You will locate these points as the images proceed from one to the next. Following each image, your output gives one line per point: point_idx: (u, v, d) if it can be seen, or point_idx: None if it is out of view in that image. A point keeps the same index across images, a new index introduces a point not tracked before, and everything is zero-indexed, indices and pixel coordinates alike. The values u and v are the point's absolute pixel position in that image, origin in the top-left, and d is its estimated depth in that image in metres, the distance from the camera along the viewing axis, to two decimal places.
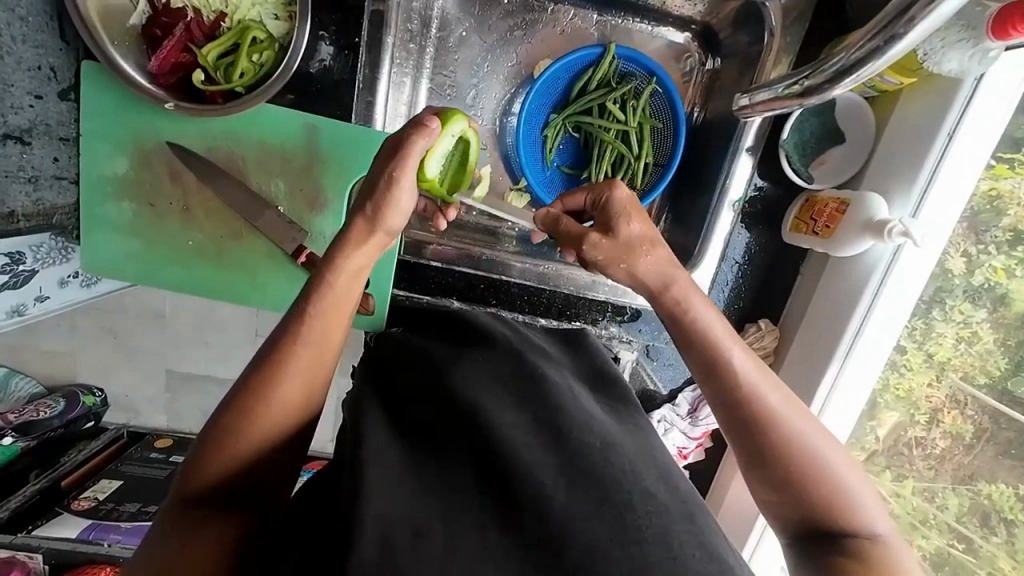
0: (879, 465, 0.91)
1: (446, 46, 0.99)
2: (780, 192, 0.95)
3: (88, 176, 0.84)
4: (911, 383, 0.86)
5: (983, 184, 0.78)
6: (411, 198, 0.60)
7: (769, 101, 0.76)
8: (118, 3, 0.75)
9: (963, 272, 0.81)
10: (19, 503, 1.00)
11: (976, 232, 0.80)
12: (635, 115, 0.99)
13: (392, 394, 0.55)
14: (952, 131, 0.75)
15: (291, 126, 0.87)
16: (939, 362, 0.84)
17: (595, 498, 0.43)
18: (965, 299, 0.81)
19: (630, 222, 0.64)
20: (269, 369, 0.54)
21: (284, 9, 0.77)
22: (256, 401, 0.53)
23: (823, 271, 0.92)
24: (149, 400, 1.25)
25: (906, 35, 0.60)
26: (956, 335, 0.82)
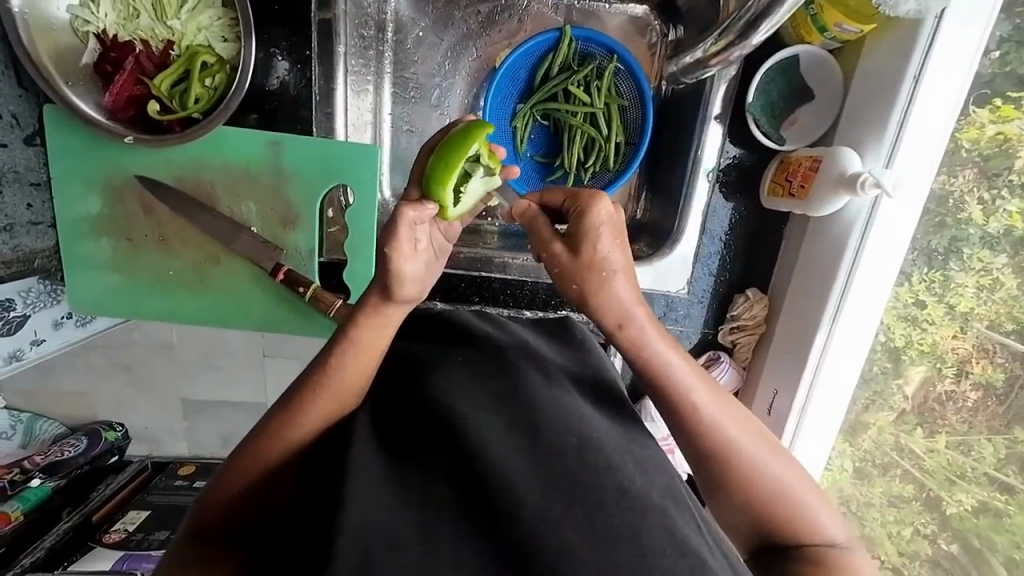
0: (909, 424, 0.85)
1: (405, 49, 0.98)
2: (755, 158, 0.93)
3: (65, 218, 0.86)
4: (933, 338, 0.80)
5: (995, 128, 0.74)
6: (415, 259, 0.57)
7: (692, 68, 0.86)
8: (68, 43, 0.76)
9: (977, 221, 0.76)
10: (55, 540, 1.04)
11: (988, 178, 0.75)
12: (600, 95, 0.97)
13: (379, 403, 0.54)
14: (918, 73, 0.72)
15: (254, 146, 0.87)
16: (962, 314, 0.78)
17: (569, 498, 0.41)
18: (983, 246, 0.76)
19: (605, 245, 0.55)
20: (283, 411, 0.56)
21: (231, 30, 0.78)
22: (262, 441, 0.56)
23: (806, 232, 0.90)
24: (168, 430, 1.27)
25: None
26: (976, 284, 0.77)
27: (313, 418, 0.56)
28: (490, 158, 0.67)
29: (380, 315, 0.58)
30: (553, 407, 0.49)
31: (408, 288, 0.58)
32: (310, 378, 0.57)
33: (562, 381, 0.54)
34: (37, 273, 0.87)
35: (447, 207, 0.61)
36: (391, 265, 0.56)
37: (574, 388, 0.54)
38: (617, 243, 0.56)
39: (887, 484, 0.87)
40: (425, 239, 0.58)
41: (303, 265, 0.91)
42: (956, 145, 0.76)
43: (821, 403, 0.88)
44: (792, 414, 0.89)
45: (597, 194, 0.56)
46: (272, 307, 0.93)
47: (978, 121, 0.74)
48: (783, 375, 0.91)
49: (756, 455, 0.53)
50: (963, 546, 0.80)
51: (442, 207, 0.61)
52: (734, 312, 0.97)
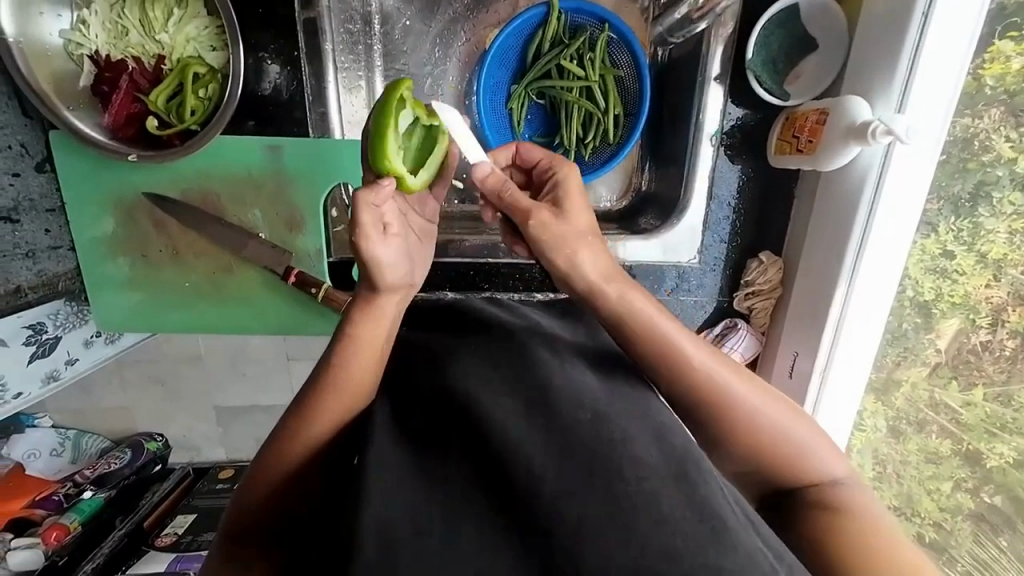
0: (944, 378, 0.81)
1: (393, 40, 0.97)
2: (760, 117, 0.90)
3: (83, 240, 0.89)
4: (964, 288, 0.76)
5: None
6: (389, 247, 0.58)
7: (677, 27, 0.89)
8: (65, 68, 0.77)
9: (1006, 159, 0.70)
10: (112, 547, 1.11)
11: (1016, 114, 0.69)
12: (595, 67, 0.94)
13: (393, 395, 0.55)
14: (929, 10, 0.68)
15: (254, 153, 0.88)
16: (995, 261, 0.73)
17: (586, 473, 0.41)
18: (1014, 188, 0.70)
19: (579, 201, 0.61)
20: (301, 407, 0.58)
21: (218, 38, 0.78)
22: (286, 439, 0.57)
23: (818, 189, 0.87)
24: (205, 437, 1.31)
25: None
26: (1008, 229, 0.72)
27: (328, 412, 0.57)
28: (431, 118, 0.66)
29: (378, 303, 0.59)
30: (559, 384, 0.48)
31: (394, 273, 0.59)
32: (321, 372, 0.58)
33: (572, 355, 0.54)
34: (62, 296, 0.90)
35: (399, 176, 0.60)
36: (364, 252, 0.57)
37: (587, 362, 0.53)
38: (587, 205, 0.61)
39: (922, 441, 0.84)
40: (393, 222, 0.59)
41: (312, 265, 0.92)
42: (979, 84, 0.72)
43: (845, 361, 0.86)
44: (813, 375, 0.87)
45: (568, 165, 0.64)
46: (288, 309, 0.94)
47: (1003, 54, 0.69)
48: (803, 336, 0.89)
49: (745, 404, 0.54)
50: (1008, 497, 0.76)
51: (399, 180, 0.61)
52: (748, 278, 0.95)
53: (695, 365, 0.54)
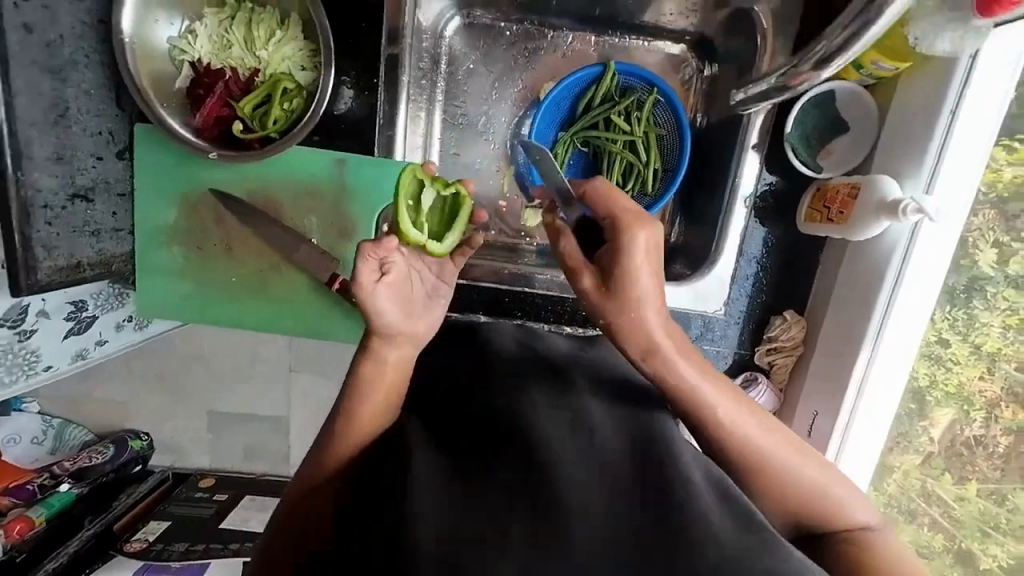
0: (936, 469, 0.88)
1: (457, 80, 1.06)
2: (790, 185, 0.97)
3: (144, 227, 0.93)
4: (959, 378, 0.85)
5: (1012, 170, 0.79)
6: (388, 292, 0.62)
7: (756, 97, 0.84)
8: (166, 69, 0.84)
9: (999, 262, 0.82)
10: (77, 547, 1.06)
11: (1007, 218, 0.81)
12: (640, 124, 1.02)
13: (434, 410, 0.58)
14: (955, 108, 0.75)
15: (320, 165, 0.93)
16: (990, 353, 0.83)
17: (636, 495, 0.43)
18: (1008, 285, 0.82)
19: (639, 276, 0.57)
20: (337, 424, 0.60)
21: (310, 60, 0.85)
22: (324, 457, 0.59)
23: (844, 257, 0.92)
24: (194, 440, 1.30)
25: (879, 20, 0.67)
26: (1003, 323, 0.82)
27: (364, 429, 0.59)
28: (449, 189, 0.78)
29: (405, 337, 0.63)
30: (600, 417, 0.51)
31: (404, 322, 0.63)
32: (356, 390, 0.61)
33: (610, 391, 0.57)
34: (113, 276, 0.92)
35: (425, 245, 0.73)
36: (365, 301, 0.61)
37: (627, 402, 0.56)
38: (647, 271, 0.58)
39: (916, 532, 0.88)
40: (395, 270, 0.63)
41: None
42: (974, 192, 0.80)
43: (866, 421, 0.88)
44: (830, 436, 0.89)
45: (641, 223, 0.58)
46: (326, 315, 0.97)
47: (998, 162, 0.79)
48: (823, 397, 0.92)
49: (778, 458, 0.56)
50: None
51: (422, 245, 0.72)
52: (771, 334, 0.99)
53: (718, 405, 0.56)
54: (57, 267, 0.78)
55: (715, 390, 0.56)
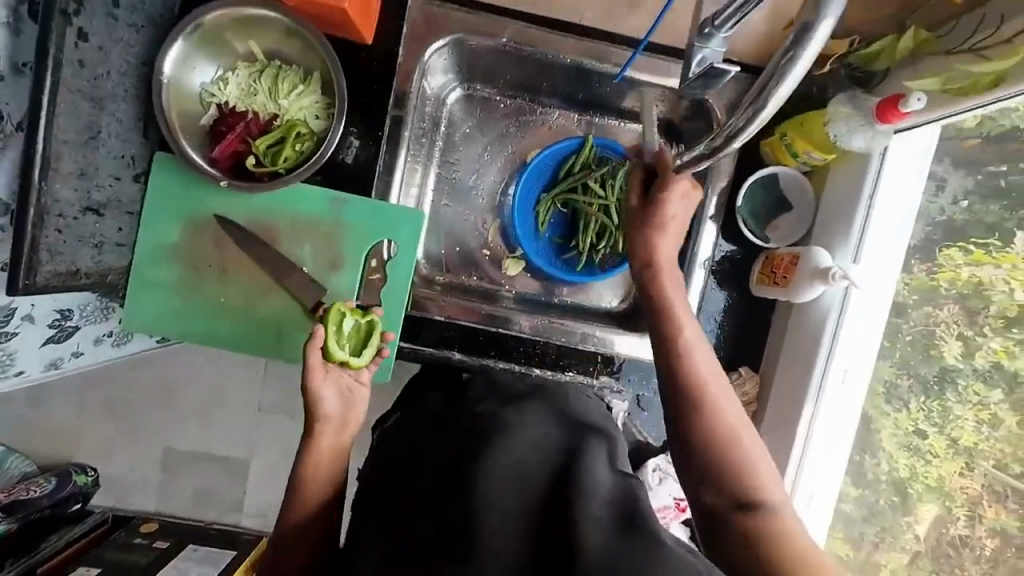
0: (925, 569, 0.89)
1: (453, 142, 1.17)
2: (744, 253, 1.05)
3: (145, 244, 0.99)
4: (938, 472, 0.88)
5: (969, 270, 0.87)
6: (325, 386, 0.86)
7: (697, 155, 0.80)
8: (194, 108, 0.95)
9: (966, 354, 0.87)
10: None
11: (970, 314, 0.87)
12: (614, 191, 1.14)
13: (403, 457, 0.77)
14: (872, 195, 0.88)
15: (319, 201, 1.01)
16: (966, 448, 0.86)
17: (538, 515, 0.64)
18: (977, 378, 0.86)
19: (661, 243, 0.79)
20: (308, 464, 0.83)
21: (325, 111, 0.97)
22: (308, 491, 0.81)
23: (789, 318, 1.00)
24: (142, 484, 1.38)
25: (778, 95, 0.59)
26: (975, 417, 0.86)
27: (327, 460, 0.84)
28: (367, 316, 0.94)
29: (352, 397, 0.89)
30: (546, 443, 0.73)
31: (330, 408, 0.86)
32: (318, 438, 0.85)
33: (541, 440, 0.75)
34: (105, 288, 0.96)
35: (348, 361, 0.89)
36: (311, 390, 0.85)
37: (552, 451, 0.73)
38: (682, 224, 0.80)
39: None
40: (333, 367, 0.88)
41: None
42: (936, 285, 0.90)
43: (812, 476, 0.95)
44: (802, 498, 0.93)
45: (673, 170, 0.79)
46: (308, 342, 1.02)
47: (954, 262, 0.88)
48: (773, 451, 0.97)
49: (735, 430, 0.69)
50: None
51: (345, 362, 0.89)
52: None
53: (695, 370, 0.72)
54: (57, 273, 0.82)
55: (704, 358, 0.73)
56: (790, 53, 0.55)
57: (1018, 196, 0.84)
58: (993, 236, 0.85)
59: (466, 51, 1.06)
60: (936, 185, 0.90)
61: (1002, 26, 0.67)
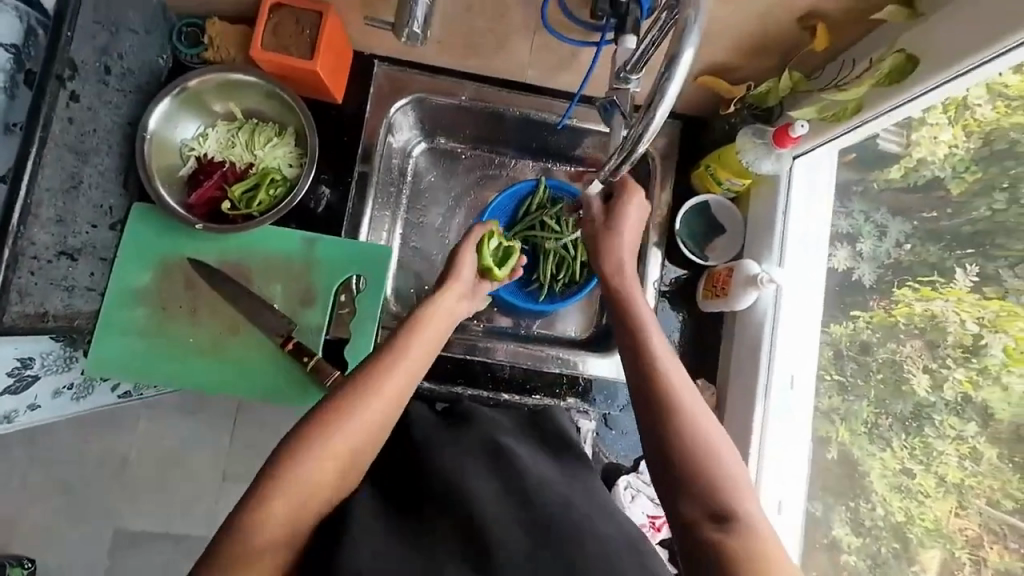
0: None
1: (419, 189, 1.25)
2: (691, 274, 1.14)
3: (117, 290, 1.02)
4: (934, 514, 0.87)
5: (921, 305, 0.91)
6: (468, 270, 0.95)
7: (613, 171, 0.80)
8: (173, 161, 1.03)
9: (934, 387, 0.89)
10: None
11: (931, 349, 0.89)
12: (569, 226, 1.20)
13: (391, 469, 0.78)
14: (785, 211, 1.02)
15: (291, 242, 1.07)
16: (955, 485, 0.85)
17: (549, 526, 0.66)
18: (951, 412, 0.87)
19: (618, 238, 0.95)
20: (328, 424, 0.68)
21: (297, 160, 1.06)
22: (324, 449, 0.66)
23: (735, 329, 1.09)
24: (88, 567, 1.29)
25: (662, 101, 0.62)
26: (957, 452, 0.86)
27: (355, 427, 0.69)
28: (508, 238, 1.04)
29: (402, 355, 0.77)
30: (545, 473, 0.76)
31: (458, 281, 0.93)
32: (356, 393, 0.71)
33: (538, 460, 0.80)
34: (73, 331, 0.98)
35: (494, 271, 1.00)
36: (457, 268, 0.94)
37: (549, 471, 0.77)
38: (629, 230, 0.97)
39: None
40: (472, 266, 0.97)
41: (311, 339, 1.05)
42: (895, 323, 0.94)
43: (774, 473, 1.01)
44: (772, 503, 0.99)
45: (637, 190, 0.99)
46: (277, 378, 1.03)
47: (905, 300, 0.93)
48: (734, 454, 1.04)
49: (696, 424, 0.71)
50: None
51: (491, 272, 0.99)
52: None
53: (654, 367, 0.76)
54: (25, 314, 0.84)
55: (665, 357, 0.78)
56: (655, 95, 0.62)
57: (952, 238, 0.89)
58: (936, 274, 0.90)
59: (426, 109, 1.17)
60: (879, 231, 0.97)
61: (855, 64, 0.83)
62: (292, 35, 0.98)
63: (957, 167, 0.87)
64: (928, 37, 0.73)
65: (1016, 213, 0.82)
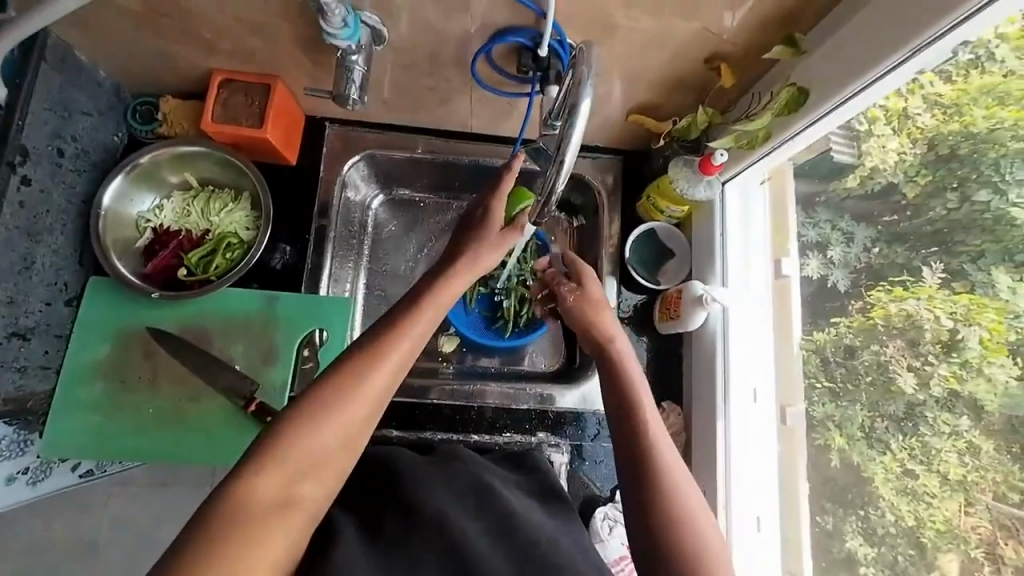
0: None
1: (380, 238, 1.27)
2: (648, 298, 1.17)
3: (72, 365, 1.01)
4: (943, 514, 0.83)
5: (896, 305, 0.90)
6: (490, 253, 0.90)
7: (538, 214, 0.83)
8: (129, 234, 1.05)
9: (920, 386, 0.86)
10: None
11: (913, 347, 0.88)
12: (527, 262, 1.19)
13: (370, 506, 0.77)
14: (723, 232, 1.08)
15: (251, 302, 1.08)
16: (959, 482, 0.82)
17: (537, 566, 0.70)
18: (943, 409, 0.84)
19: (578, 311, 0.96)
20: (327, 393, 0.66)
21: (253, 222, 1.09)
22: (326, 418, 0.65)
23: (693, 348, 1.13)
24: None
25: (569, 147, 0.67)
26: (955, 449, 0.83)
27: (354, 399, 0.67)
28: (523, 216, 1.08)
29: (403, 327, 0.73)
30: (535, 515, 0.79)
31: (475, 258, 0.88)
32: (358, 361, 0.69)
33: (526, 503, 0.82)
34: (25, 413, 0.97)
35: None
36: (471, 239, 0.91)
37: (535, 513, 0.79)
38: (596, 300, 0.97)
39: None
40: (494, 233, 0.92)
41: (274, 397, 1.05)
42: (874, 325, 0.93)
43: (743, 490, 1.04)
44: (750, 521, 1.04)
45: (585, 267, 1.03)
46: (240, 440, 1.02)
47: (881, 301, 0.92)
48: (706, 472, 1.07)
49: (679, 486, 0.72)
50: None
51: None
52: None
53: (641, 426, 0.77)
54: None
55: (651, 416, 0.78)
56: (562, 142, 0.67)
57: (915, 238, 0.89)
58: (906, 274, 0.90)
59: (378, 163, 1.22)
60: (846, 237, 0.98)
61: (761, 97, 0.91)
62: (243, 106, 1.04)
63: (909, 172, 0.88)
64: (811, 72, 0.82)
65: (969, 212, 0.81)
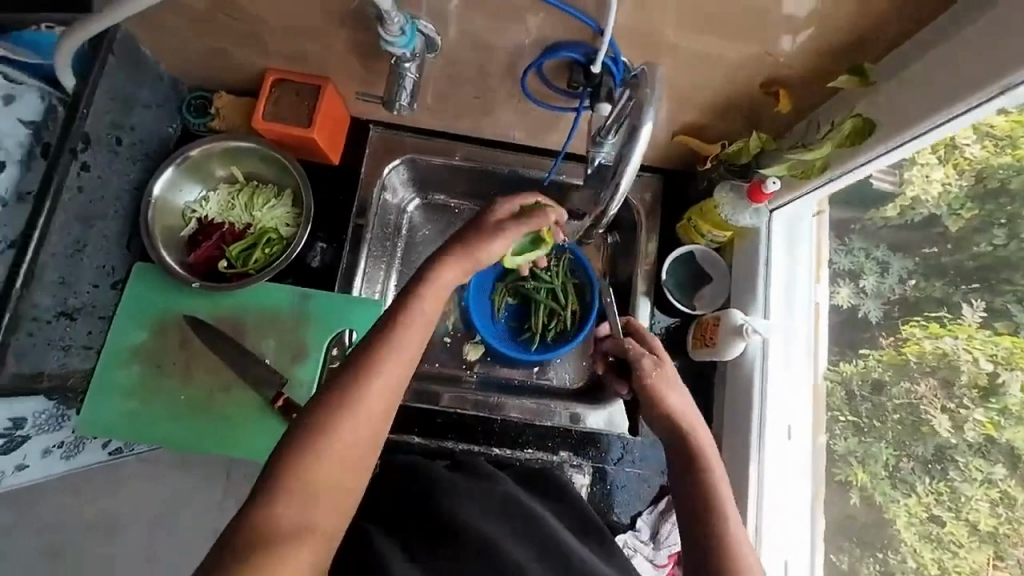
0: None
1: (414, 242, 1.28)
2: (682, 322, 1.14)
3: (113, 348, 1.04)
4: (970, 564, 0.83)
5: (931, 342, 0.90)
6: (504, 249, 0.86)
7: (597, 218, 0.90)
8: (175, 223, 1.08)
9: (955, 427, 0.86)
10: None
11: (948, 389, 0.87)
12: (557, 275, 1.18)
13: (402, 517, 0.76)
14: (767, 260, 1.04)
15: (284, 297, 1.09)
16: (989, 532, 0.82)
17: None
18: (976, 454, 0.84)
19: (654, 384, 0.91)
20: (332, 408, 0.64)
21: (293, 219, 1.11)
22: (333, 434, 0.63)
23: (727, 378, 1.09)
24: None
25: (626, 169, 0.72)
26: (988, 497, 0.83)
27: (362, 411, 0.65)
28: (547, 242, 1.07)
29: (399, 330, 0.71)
30: (563, 531, 0.78)
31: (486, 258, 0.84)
32: (364, 369, 0.67)
33: (556, 521, 0.82)
34: (65, 391, 0.99)
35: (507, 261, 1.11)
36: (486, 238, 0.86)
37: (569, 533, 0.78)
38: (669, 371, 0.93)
39: None
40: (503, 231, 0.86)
41: (301, 393, 1.06)
42: (906, 359, 0.92)
43: (776, 531, 0.99)
44: (778, 565, 0.98)
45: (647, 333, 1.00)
46: (265, 434, 1.03)
47: (914, 336, 0.92)
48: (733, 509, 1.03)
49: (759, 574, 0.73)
50: None
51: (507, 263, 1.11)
52: None
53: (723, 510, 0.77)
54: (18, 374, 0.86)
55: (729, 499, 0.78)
56: (621, 163, 0.73)
57: (956, 272, 0.88)
58: (945, 310, 0.89)
59: (418, 168, 1.23)
60: (881, 267, 0.97)
61: (820, 126, 0.89)
62: (293, 106, 1.05)
63: (952, 205, 0.86)
64: (878, 104, 0.79)
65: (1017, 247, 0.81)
